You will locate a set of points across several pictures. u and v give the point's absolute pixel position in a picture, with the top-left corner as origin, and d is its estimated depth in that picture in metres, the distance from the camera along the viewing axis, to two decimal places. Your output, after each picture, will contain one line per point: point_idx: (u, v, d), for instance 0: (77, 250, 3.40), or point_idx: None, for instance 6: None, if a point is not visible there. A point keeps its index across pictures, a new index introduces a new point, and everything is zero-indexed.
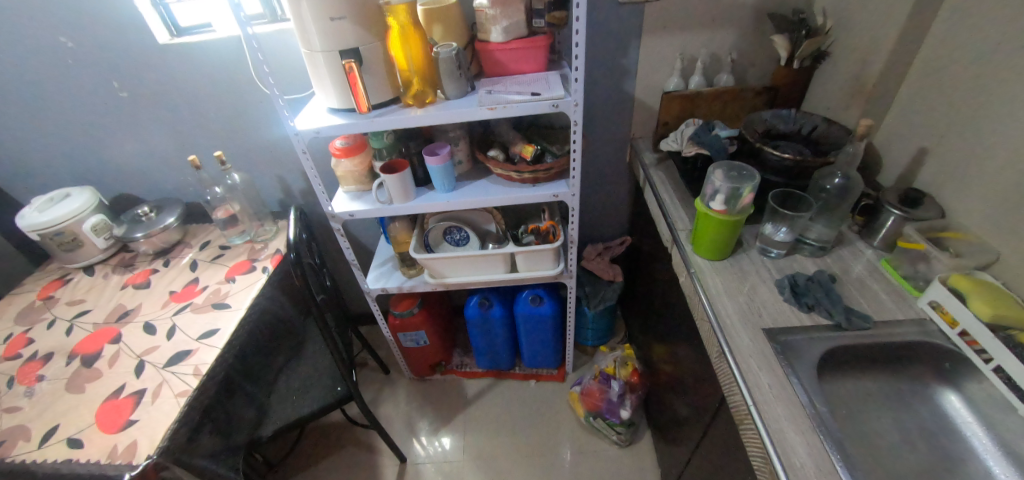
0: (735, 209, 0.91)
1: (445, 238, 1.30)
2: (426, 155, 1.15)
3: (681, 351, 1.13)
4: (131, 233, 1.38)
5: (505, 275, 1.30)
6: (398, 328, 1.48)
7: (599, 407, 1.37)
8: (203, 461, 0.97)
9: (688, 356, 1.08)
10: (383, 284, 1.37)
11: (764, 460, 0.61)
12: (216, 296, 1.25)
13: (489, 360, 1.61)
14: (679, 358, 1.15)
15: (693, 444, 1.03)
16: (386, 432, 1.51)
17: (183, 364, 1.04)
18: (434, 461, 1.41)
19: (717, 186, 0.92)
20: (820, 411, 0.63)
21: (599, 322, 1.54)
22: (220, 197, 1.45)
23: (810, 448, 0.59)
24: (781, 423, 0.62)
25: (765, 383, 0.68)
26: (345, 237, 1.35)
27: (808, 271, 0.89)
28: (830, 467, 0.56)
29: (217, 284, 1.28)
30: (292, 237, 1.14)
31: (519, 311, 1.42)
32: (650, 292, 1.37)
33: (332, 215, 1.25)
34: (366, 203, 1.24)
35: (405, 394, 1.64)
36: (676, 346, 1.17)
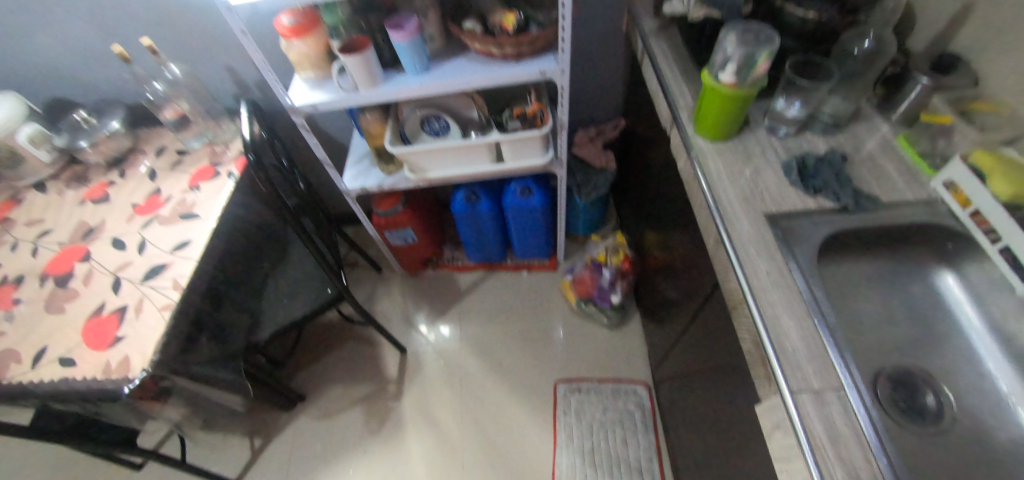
0: (746, 81, 0.79)
1: (423, 128, 1.17)
2: (389, 28, 0.96)
3: (675, 240, 1.11)
4: (75, 143, 1.25)
5: (490, 167, 1.21)
6: (384, 226, 1.43)
7: (591, 294, 1.42)
8: (202, 368, 0.99)
9: (683, 244, 1.06)
10: (362, 184, 1.27)
11: (754, 343, 0.62)
12: (182, 206, 1.14)
13: (480, 254, 1.61)
14: (673, 246, 1.13)
15: (683, 324, 1.08)
16: (385, 326, 1.57)
17: (160, 277, 1.00)
18: (434, 348, 1.50)
19: (729, 54, 0.81)
20: (817, 296, 0.63)
21: (590, 211, 1.50)
22: (163, 95, 1.26)
23: (802, 332, 0.59)
24: (776, 310, 0.62)
25: (763, 269, 0.66)
26: (311, 133, 1.20)
27: (819, 150, 0.80)
28: (821, 350, 0.57)
29: (182, 193, 1.17)
30: (248, 135, 0.98)
31: (507, 204, 1.36)
32: (645, 179, 1.31)
33: (292, 110, 1.09)
34: (328, 93, 1.07)
35: (400, 290, 1.68)
36: (670, 234, 1.14)
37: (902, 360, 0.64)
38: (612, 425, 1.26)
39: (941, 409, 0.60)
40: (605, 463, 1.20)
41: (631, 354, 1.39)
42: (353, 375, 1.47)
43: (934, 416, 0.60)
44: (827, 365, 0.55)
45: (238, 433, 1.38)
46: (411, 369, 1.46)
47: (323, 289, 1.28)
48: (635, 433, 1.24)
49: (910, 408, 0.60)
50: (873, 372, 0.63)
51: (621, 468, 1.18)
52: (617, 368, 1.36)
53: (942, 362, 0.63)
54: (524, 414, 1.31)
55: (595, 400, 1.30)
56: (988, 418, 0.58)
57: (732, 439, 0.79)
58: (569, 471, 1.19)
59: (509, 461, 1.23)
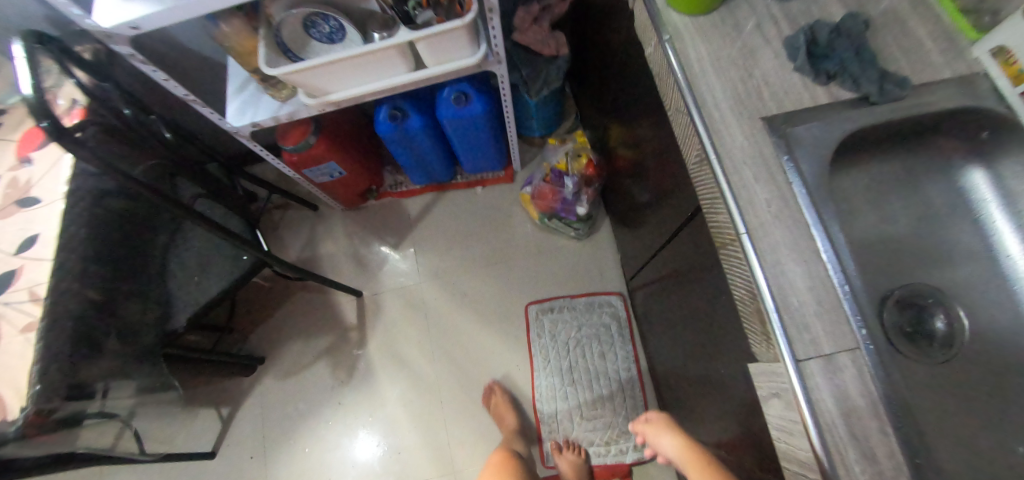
0: None
1: (309, 33, 0.85)
2: None
3: (646, 142, 0.93)
4: None
5: (407, 77, 0.91)
6: (299, 165, 1.13)
7: (552, 210, 1.23)
8: (103, 383, 0.84)
9: (657, 148, 0.87)
10: (251, 120, 0.96)
11: (749, 294, 0.51)
12: (14, 191, 0.83)
13: (424, 176, 1.36)
14: (644, 148, 0.95)
15: (661, 237, 0.96)
16: (335, 274, 1.40)
17: (12, 291, 0.75)
18: (394, 287, 1.36)
19: None
20: (832, 233, 0.50)
21: (545, 109, 1.25)
22: None
23: (812, 281, 0.48)
24: (778, 253, 0.49)
25: (762, 200, 0.51)
26: (150, 62, 0.80)
27: (831, 13, 0.59)
28: (832, 302, 0.47)
29: (8, 171, 0.83)
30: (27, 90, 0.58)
31: (443, 117, 1.10)
32: (607, 64, 1.06)
33: (107, 38, 0.72)
34: (151, 1, 0.69)
35: (341, 228, 1.45)
36: (641, 133, 0.95)
37: (909, 279, 0.57)
38: (589, 339, 1.24)
39: (951, 334, 0.55)
40: (585, 377, 1.21)
41: (603, 263, 1.31)
42: (311, 330, 1.35)
43: (942, 342, 0.55)
44: (840, 322, 0.46)
45: (206, 409, 1.30)
46: (370, 313, 1.34)
47: (238, 255, 1.06)
48: (612, 344, 1.23)
49: (917, 334, 0.55)
50: (890, 289, 0.57)
51: (602, 379, 1.20)
52: (590, 281, 1.30)
53: (956, 276, 0.56)
54: (501, 343, 1.27)
55: (569, 318, 1.26)
56: (1000, 336, 0.53)
57: (719, 365, 0.75)
58: (549, 392, 1.20)
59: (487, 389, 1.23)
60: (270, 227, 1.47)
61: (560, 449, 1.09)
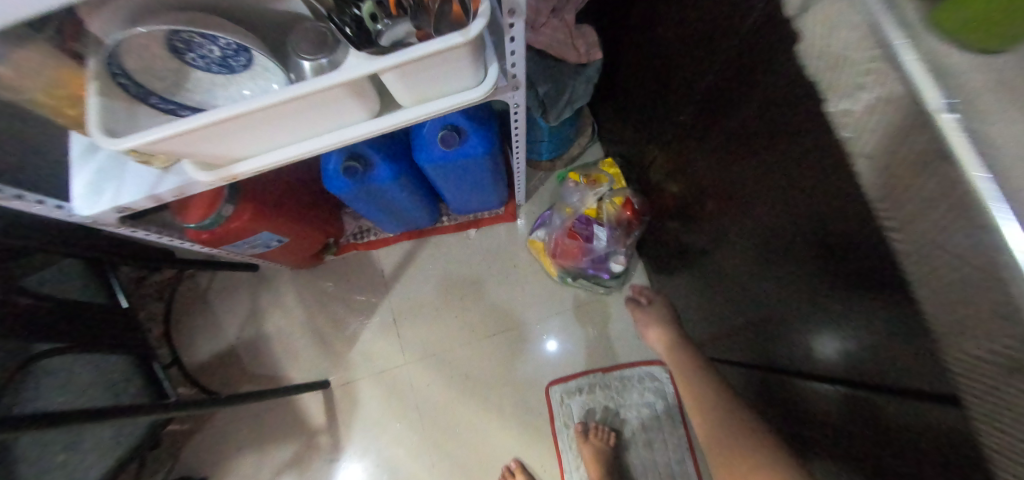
0: None
1: (181, 58, 0.47)
2: None
3: (727, 208, 0.60)
4: None
5: (370, 128, 0.55)
6: (215, 243, 0.77)
7: (578, 269, 0.93)
8: None
9: (753, 233, 0.55)
10: (115, 203, 0.58)
11: None
12: None
13: (399, 224, 1.01)
14: (721, 213, 0.63)
15: (746, 339, 0.66)
16: (289, 359, 1.05)
17: None
18: (372, 373, 1.03)
19: None
20: None
21: (560, 131, 0.92)
22: None
23: None
24: None
25: None
26: None
27: None
28: None
29: None
30: None
31: (425, 162, 0.74)
32: (655, 78, 0.72)
33: None
34: None
35: (292, 294, 1.09)
36: (715, 191, 0.63)
37: None
38: (630, 425, 0.98)
39: None
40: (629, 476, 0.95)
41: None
42: (260, 438, 1.00)
43: None
44: None
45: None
46: (340, 409, 1.01)
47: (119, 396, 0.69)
48: (659, 428, 0.98)
49: None
50: None
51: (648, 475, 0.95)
52: (625, 347, 1.01)
53: None
54: (518, 437, 0.99)
55: (603, 399, 0.99)
56: None
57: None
58: None
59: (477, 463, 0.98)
60: (195, 297, 1.10)
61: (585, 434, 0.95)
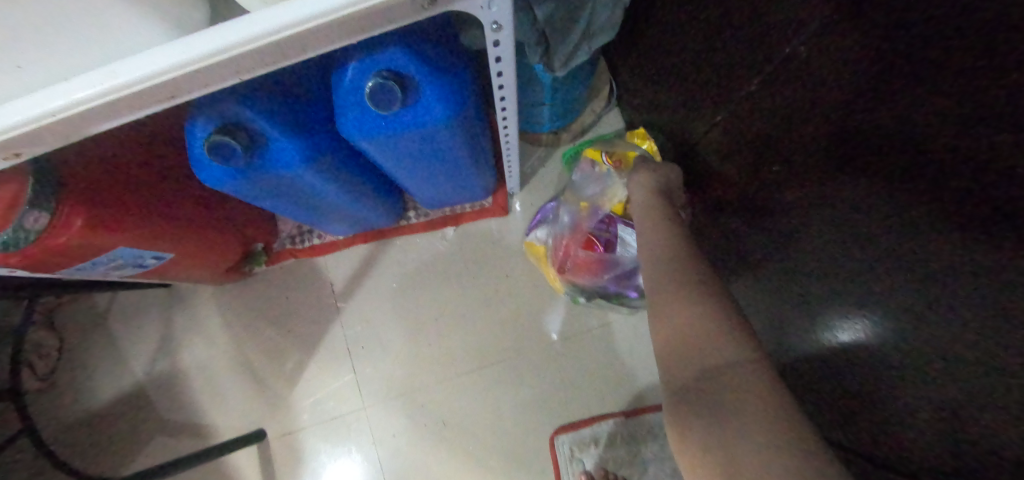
0: None
1: None
2: None
3: (903, 211, 0.32)
4: None
5: (180, 67, 0.26)
6: (39, 267, 0.49)
7: (593, 288, 0.66)
8: None
9: (992, 262, 0.27)
10: None
11: None
12: None
13: (345, 224, 0.73)
14: (869, 218, 0.36)
15: (875, 421, 0.41)
16: (211, 399, 0.80)
17: None
18: (320, 420, 0.78)
19: None
20: None
21: (571, 85, 0.64)
22: None
23: None
24: None
25: None
26: None
27: None
28: None
29: None
30: None
31: (356, 134, 0.45)
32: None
33: None
34: None
35: (215, 316, 0.83)
36: (876, 183, 0.34)
37: None
38: None
39: None
40: None
41: None
42: None
43: None
44: None
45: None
46: (280, 468, 0.77)
47: None
48: None
49: None
50: None
51: None
52: (654, 382, 0.76)
53: None
54: None
55: (626, 453, 0.74)
56: None
57: None
58: None
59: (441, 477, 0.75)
60: (95, 319, 0.84)
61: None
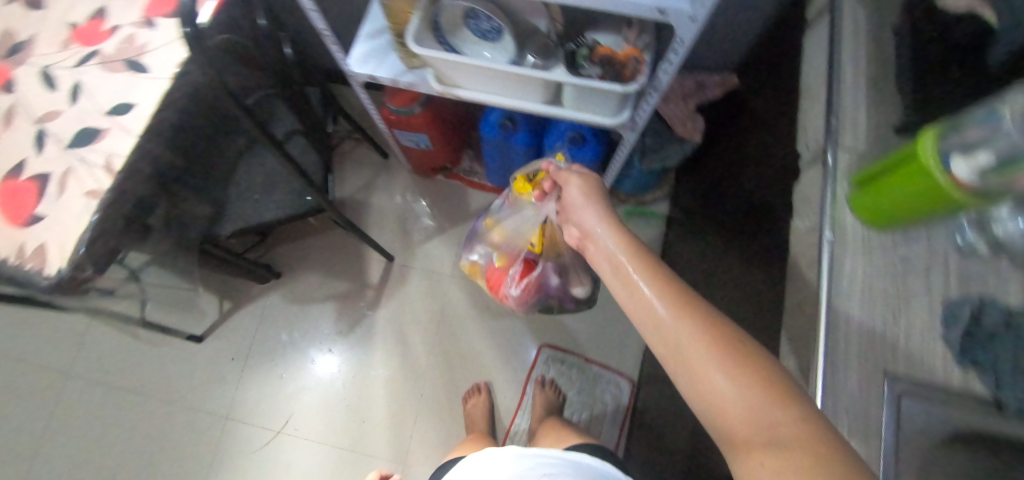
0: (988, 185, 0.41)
1: (469, 22, 0.80)
2: None
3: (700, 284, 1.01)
4: None
5: (536, 108, 0.87)
6: (393, 124, 1.07)
7: (532, 304, 1.06)
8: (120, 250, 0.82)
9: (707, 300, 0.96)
10: (372, 71, 0.91)
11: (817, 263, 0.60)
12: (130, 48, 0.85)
13: (500, 180, 1.31)
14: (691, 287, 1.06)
15: None
16: (376, 226, 1.35)
17: (92, 148, 0.78)
18: (424, 268, 1.31)
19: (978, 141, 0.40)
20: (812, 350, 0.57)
21: (646, 183, 1.14)
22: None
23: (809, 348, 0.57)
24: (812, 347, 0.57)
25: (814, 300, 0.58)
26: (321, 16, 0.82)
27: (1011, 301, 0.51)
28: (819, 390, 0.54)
29: (132, 29, 0.86)
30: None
31: (551, 147, 1.01)
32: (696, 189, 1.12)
33: None
34: None
35: (402, 186, 1.40)
36: (698, 276, 1.03)
37: None
38: (581, 407, 1.18)
39: None
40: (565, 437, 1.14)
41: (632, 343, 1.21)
42: (326, 268, 1.29)
43: None
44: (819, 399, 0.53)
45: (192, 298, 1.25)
46: (391, 281, 1.29)
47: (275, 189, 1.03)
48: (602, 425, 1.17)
49: None
50: None
51: None
52: (611, 354, 1.22)
53: None
54: (497, 366, 1.22)
55: (573, 378, 1.20)
56: None
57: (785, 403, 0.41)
58: (523, 436, 1.17)
59: (467, 337, 1.24)
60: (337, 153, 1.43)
61: (542, 384, 1.16)
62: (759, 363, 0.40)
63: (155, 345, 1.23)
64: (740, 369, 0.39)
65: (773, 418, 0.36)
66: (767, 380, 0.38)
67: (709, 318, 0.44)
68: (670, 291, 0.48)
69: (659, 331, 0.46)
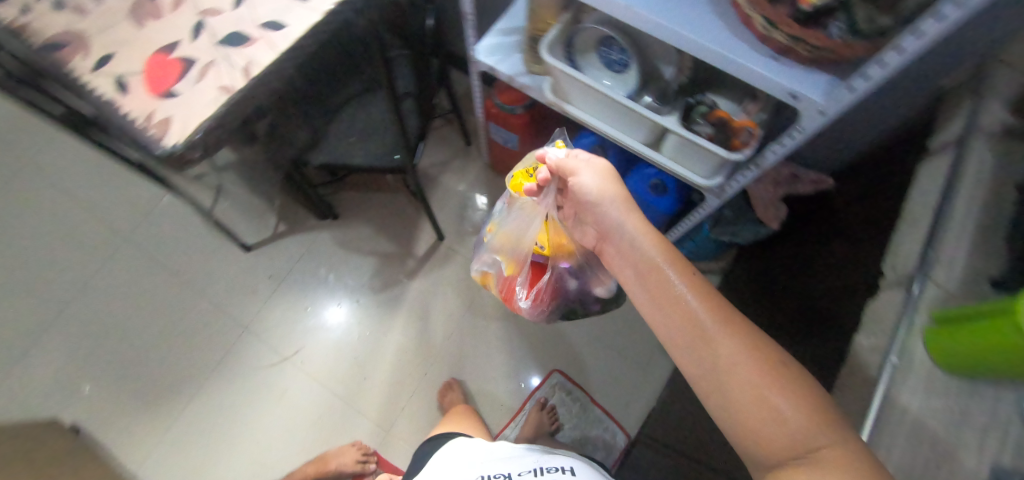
0: None
1: (602, 47, 0.84)
2: None
3: None
4: None
5: (633, 144, 0.89)
6: (491, 117, 1.12)
7: (551, 311, 0.98)
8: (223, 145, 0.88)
9: None
10: (493, 64, 0.96)
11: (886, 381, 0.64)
12: None
13: None
14: None
15: None
16: (436, 203, 1.39)
17: (238, 50, 0.86)
18: (466, 257, 1.33)
19: None
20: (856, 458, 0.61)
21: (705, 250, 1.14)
22: None
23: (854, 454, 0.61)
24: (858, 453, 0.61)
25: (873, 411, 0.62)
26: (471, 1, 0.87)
27: None
28: None
29: None
30: None
31: (631, 187, 1.04)
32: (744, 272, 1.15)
33: None
34: None
35: (472, 174, 1.44)
36: None
37: None
38: (570, 442, 1.18)
39: None
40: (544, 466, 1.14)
41: (639, 400, 1.20)
42: (379, 226, 1.34)
43: None
44: None
45: (252, 207, 1.33)
46: (433, 258, 1.32)
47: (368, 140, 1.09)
48: None
49: None
50: None
51: None
52: (615, 404, 1.20)
53: None
54: (503, 373, 1.23)
55: (572, 412, 1.20)
56: None
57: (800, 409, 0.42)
58: None
59: (485, 336, 1.25)
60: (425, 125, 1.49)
61: (541, 407, 1.16)
62: (795, 382, 0.40)
63: (207, 240, 1.30)
64: (783, 391, 0.39)
65: (813, 437, 0.37)
66: (805, 396, 0.39)
67: (748, 333, 0.44)
68: (706, 300, 0.47)
69: (698, 348, 0.45)
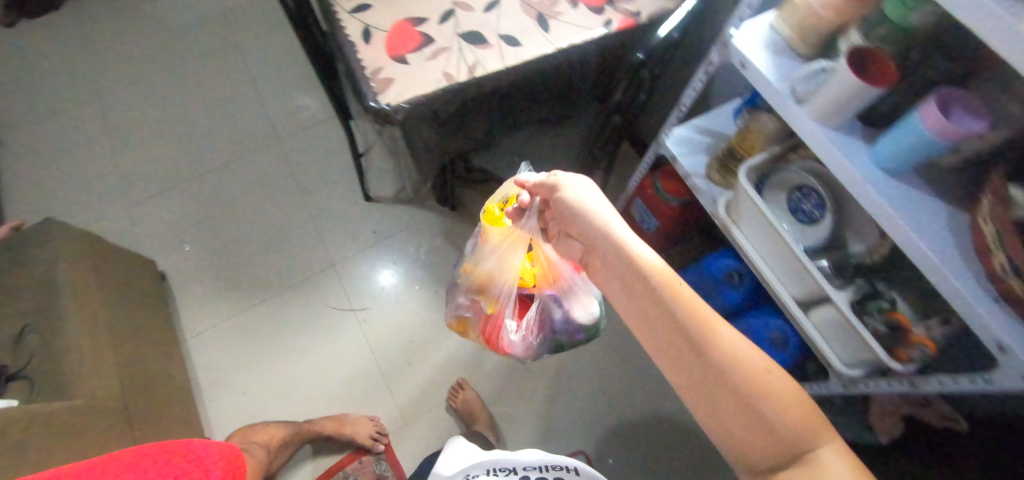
0: None
1: (798, 193, 0.81)
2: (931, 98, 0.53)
3: None
4: None
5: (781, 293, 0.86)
6: (644, 195, 1.13)
7: (540, 344, 0.90)
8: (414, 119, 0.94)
9: None
10: (678, 155, 0.98)
11: None
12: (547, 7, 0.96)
13: None
14: None
15: None
16: None
17: (472, 49, 0.92)
18: None
19: None
20: None
21: None
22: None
23: None
24: None
25: None
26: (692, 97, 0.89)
27: None
28: None
29: None
30: None
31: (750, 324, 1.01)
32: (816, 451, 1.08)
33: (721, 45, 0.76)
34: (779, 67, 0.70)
35: None
36: None
37: None
38: None
39: None
40: None
41: None
42: None
43: None
44: None
45: (390, 164, 1.42)
46: None
47: None
48: None
49: None
50: None
51: None
52: None
53: None
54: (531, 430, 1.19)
55: None
56: None
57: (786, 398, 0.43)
58: None
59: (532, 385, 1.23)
60: None
61: None
62: (774, 387, 0.40)
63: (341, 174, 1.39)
64: (764, 401, 0.40)
65: (791, 444, 0.38)
66: (784, 405, 0.40)
67: (732, 343, 0.44)
68: (687, 315, 0.47)
69: (684, 365, 0.45)
